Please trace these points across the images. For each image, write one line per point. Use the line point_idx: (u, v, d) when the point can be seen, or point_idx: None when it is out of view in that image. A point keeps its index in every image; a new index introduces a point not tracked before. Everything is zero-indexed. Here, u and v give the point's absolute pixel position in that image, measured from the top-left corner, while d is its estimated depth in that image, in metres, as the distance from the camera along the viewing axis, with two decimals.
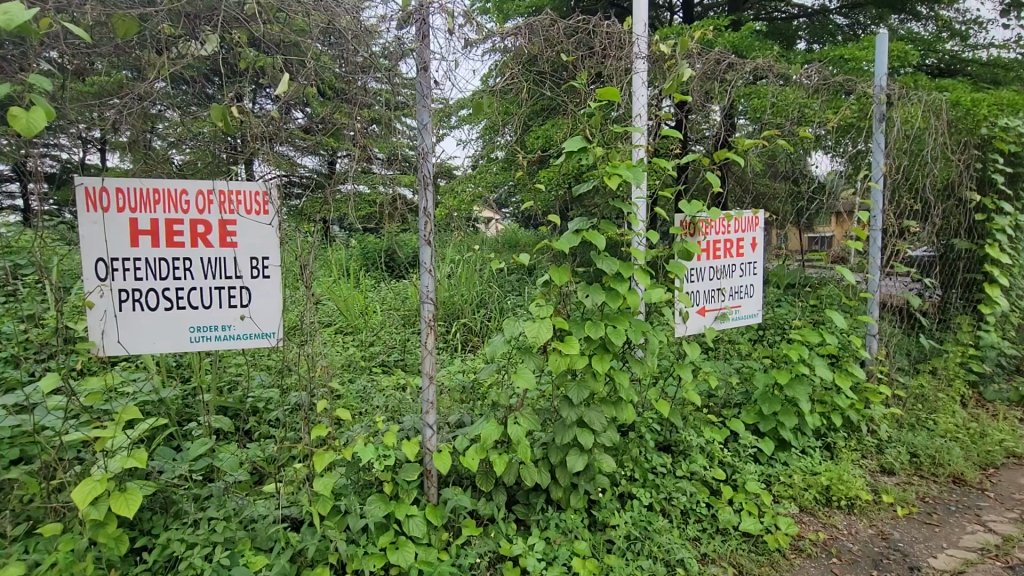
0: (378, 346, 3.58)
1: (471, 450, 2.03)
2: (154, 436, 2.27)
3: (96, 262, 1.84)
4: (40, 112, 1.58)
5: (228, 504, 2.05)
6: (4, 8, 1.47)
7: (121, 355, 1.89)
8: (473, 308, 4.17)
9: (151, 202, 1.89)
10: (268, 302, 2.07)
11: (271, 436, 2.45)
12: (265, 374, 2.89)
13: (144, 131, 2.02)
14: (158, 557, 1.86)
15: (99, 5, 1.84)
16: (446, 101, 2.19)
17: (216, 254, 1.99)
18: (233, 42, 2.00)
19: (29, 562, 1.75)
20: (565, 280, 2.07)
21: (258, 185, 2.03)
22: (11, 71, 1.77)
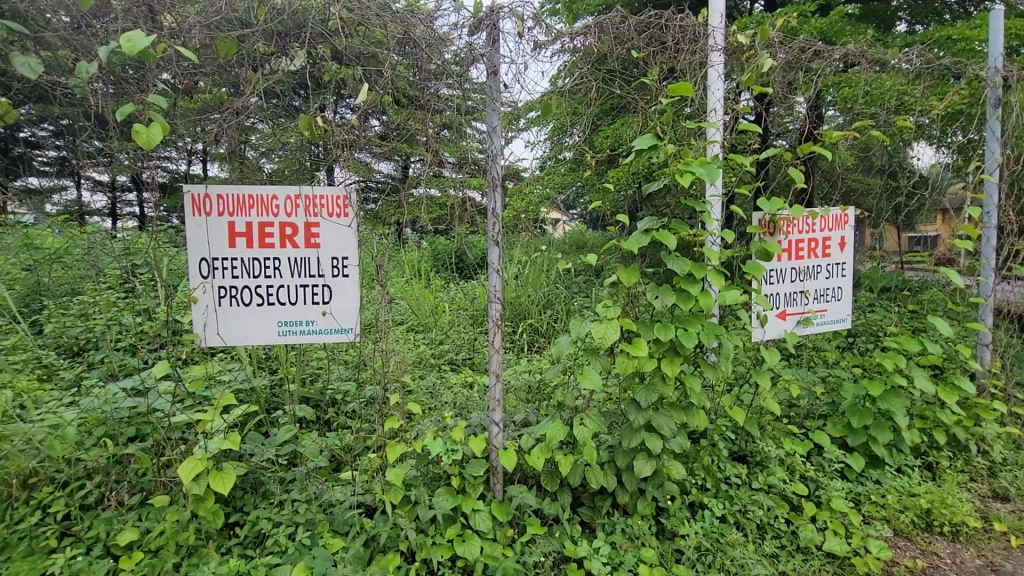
0: (447, 345, 3.68)
1: (536, 449, 2.04)
2: (246, 422, 2.47)
3: (200, 261, 2.04)
4: (157, 128, 1.78)
5: (309, 488, 2.18)
6: (128, 37, 1.66)
7: (219, 346, 2.08)
8: (539, 309, 4.18)
9: (246, 206, 2.06)
10: (347, 300, 2.18)
11: (348, 426, 2.60)
12: (343, 368, 3.07)
13: (240, 142, 2.19)
14: (248, 533, 2.02)
15: (205, 28, 2.04)
16: (515, 104, 2.22)
17: (302, 254, 2.13)
18: (318, 56, 2.14)
19: (142, 528, 1.97)
20: (634, 281, 2.02)
21: (339, 190, 2.15)
22: (132, 93, 2.06)
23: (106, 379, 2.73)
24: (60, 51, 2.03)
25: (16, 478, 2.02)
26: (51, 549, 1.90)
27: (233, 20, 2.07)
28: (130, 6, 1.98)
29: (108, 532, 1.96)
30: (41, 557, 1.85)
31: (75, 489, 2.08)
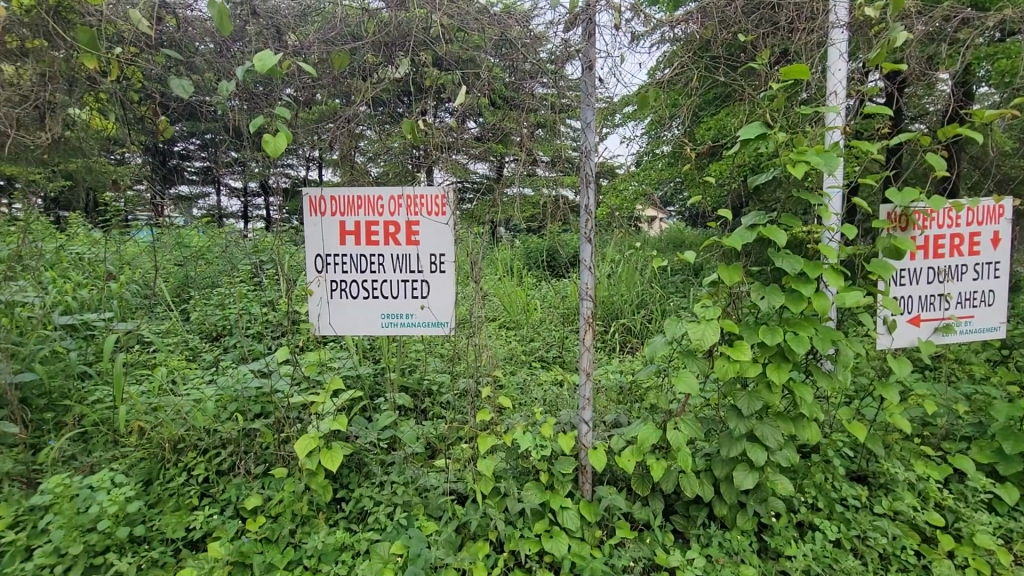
0: (538, 342, 3.70)
1: (627, 451, 1.98)
2: (351, 407, 2.67)
3: (315, 257, 2.24)
4: (282, 137, 1.97)
5: (406, 472, 2.31)
6: (260, 56, 1.86)
7: (330, 335, 2.28)
8: (633, 309, 4.06)
9: (355, 207, 2.22)
10: (444, 295, 2.25)
11: (442, 416, 2.71)
12: (439, 360, 3.20)
13: (351, 148, 2.34)
14: (353, 508, 2.18)
15: (322, 43, 2.21)
16: (611, 100, 2.17)
17: (403, 251, 2.24)
18: (420, 63, 2.24)
19: (264, 495, 2.21)
20: (736, 280, 1.89)
21: (437, 189, 2.20)
22: (262, 106, 2.32)
23: (237, 361, 3.08)
24: (204, 72, 2.31)
25: (168, 443, 2.36)
26: (194, 506, 2.19)
27: (346, 35, 2.23)
28: (261, 28, 2.23)
29: (237, 496, 2.21)
30: (186, 513, 2.14)
31: (213, 456, 2.37)
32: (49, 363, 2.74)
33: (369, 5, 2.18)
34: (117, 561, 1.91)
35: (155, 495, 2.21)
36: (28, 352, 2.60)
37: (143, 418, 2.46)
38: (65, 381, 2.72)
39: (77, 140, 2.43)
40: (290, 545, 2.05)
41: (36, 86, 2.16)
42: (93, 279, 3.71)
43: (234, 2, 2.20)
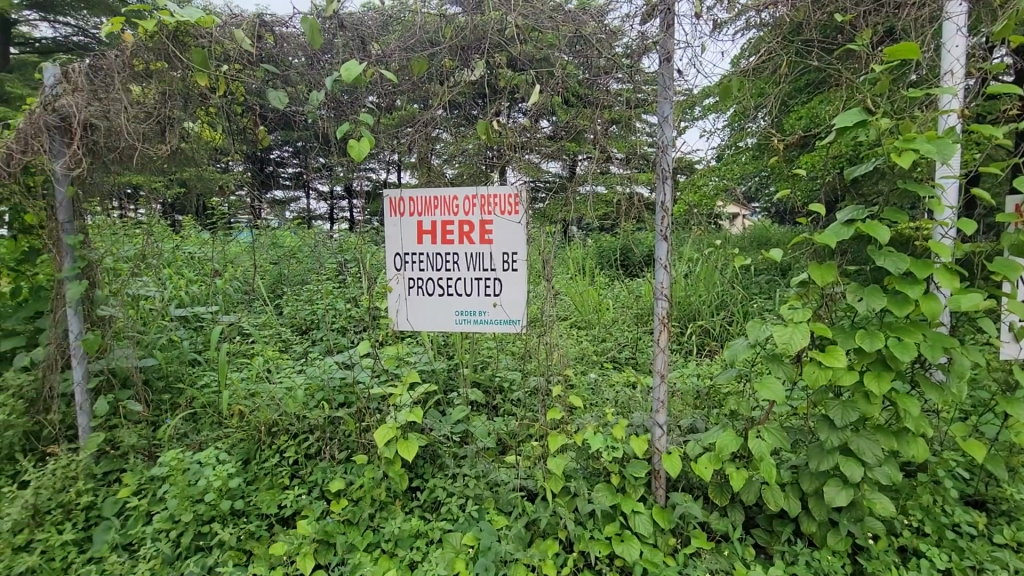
0: (610, 343, 3.64)
1: (704, 458, 1.90)
2: (426, 400, 2.76)
3: (395, 256, 2.36)
4: (365, 142, 2.09)
5: (477, 466, 2.36)
6: (347, 66, 1.99)
7: (407, 330, 2.37)
8: (712, 310, 3.88)
9: (432, 207, 2.30)
10: (516, 293, 2.23)
11: (513, 413, 2.74)
12: (510, 358, 3.24)
13: (427, 150, 2.42)
14: (427, 498, 2.26)
15: (402, 51, 2.31)
16: (691, 92, 2.06)
17: (477, 249, 2.27)
18: (495, 65, 2.28)
19: (346, 480, 2.34)
20: (828, 280, 1.74)
21: (510, 188, 2.20)
22: (347, 113, 2.46)
23: (324, 353, 3.29)
24: (298, 84, 2.48)
25: (264, 426, 2.57)
26: (285, 485, 2.37)
27: (425, 42, 2.30)
28: (347, 40, 2.34)
29: (323, 479, 2.37)
30: (278, 491, 2.32)
31: (302, 440, 2.55)
32: (167, 351, 3.07)
33: (446, 11, 2.23)
34: (220, 531, 2.12)
35: (252, 473, 2.42)
36: (150, 340, 2.94)
37: (242, 403, 2.69)
38: (180, 367, 3.05)
39: (190, 152, 2.70)
40: (369, 528, 2.17)
41: (157, 103, 2.45)
42: (203, 276, 4.12)
43: (323, 16, 2.30)
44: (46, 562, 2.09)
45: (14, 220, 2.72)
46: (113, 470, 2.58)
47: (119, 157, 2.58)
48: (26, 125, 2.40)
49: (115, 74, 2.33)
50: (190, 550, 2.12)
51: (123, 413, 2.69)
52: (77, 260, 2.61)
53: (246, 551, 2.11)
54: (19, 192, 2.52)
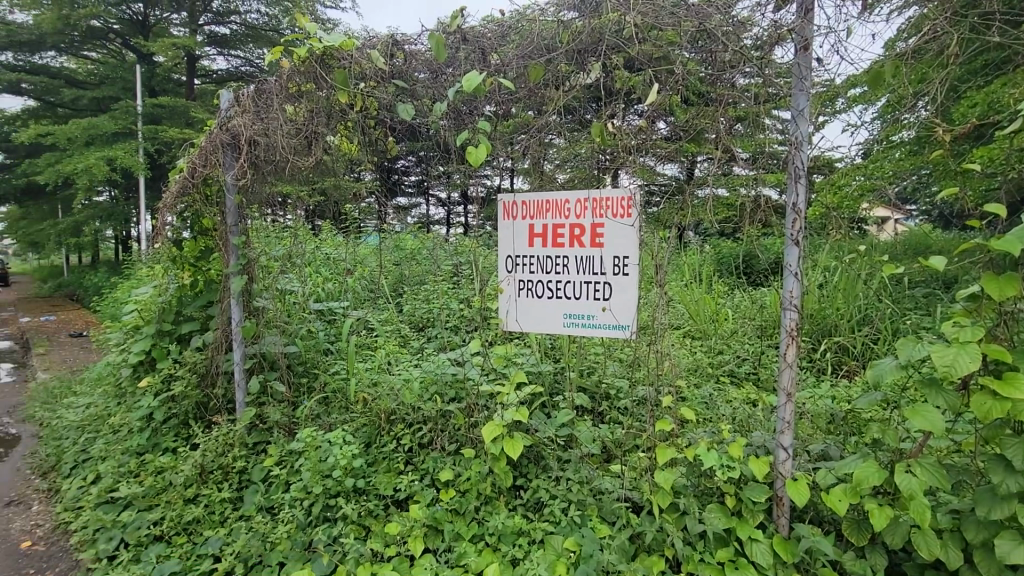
0: (728, 355, 3.40)
1: (839, 489, 1.70)
2: (532, 401, 2.79)
3: (507, 258, 2.43)
4: (483, 148, 2.17)
5: (581, 471, 2.34)
6: (468, 77, 2.10)
7: (517, 330, 2.42)
8: (851, 325, 3.47)
9: (544, 210, 2.33)
10: (626, 297, 2.17)
11: (619, 422, 2.68)
12: (618, 365, 3.17)
13: (540, 156, 2.45)
14: (530, 497, 2.30)
15: (520, 58, 2.37)
16: (832, 83, 1.87)
17: (588, 253, 2.25)
18: (612, 66, 2.25)
19: (455, 471, 2.45)
20: (1008, 295, 1.48)
21: (624, 191, 2.16)
22: (467, 122, 2.58)
23: (438, 350, 3.49)
24: (423, 98, 2.65)
25: (384, 414, 2.78)
26: (400, 471, 2.54)
27: (542, 48, 2.34)
28: (469, 53, 2.46)
29: (434, 468, 2.50)
30: (395, 475, 2.50)
31: (416, 429, 2.72)
32: (306, 340, 3.45)
33: (564, 17, 2.24)
34: (344, 506, 2.34)
35: (373, 456, 2.63)
36: (293, 330, 3.32)
37: (366, 391, 2.94)
38: (316, 355, 3.41)
39: (331, 163, 2.98)
40: (474, 520, 2.25)
41: (306, 119, 2.75)
42: (337, 275, 4.57)
43: (449, 32, 2.44)
44: (208, 515, 2.53)
45: (194, 224, 3.23)
46: (261, 441, 2.93)
47: (274, 169, 2.95)
48: (207, 143, 2.91)
49: (276, 97, 2.73)
50: (319, 519, 2.38)
51: (270, 392, 3.06)
52: (240, 257, 3.07)
53: (365, 527, 2.31)
54: (200, 200, 3.05)
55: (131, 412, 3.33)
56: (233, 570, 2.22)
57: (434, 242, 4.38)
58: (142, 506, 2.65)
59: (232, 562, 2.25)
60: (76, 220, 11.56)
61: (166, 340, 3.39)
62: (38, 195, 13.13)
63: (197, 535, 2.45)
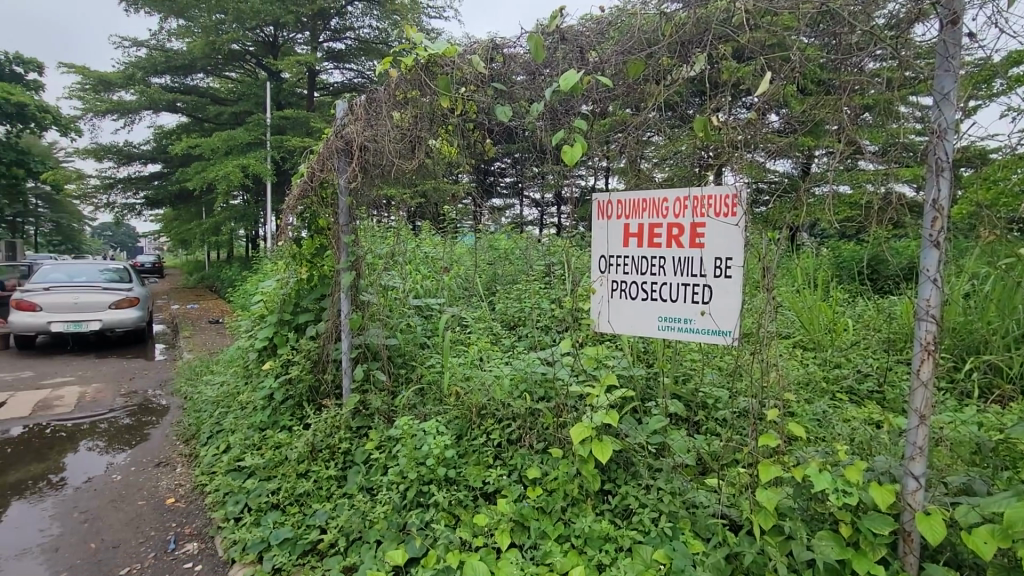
0: (846, 370, 3.09)
1: (984, 530, 1.48)
2: (623, 405, 2.72)
3: (601, 258, 2.38)
4: (578, 147, 2.16)
5: (673, 482, 2.25)
6: (565, 76, 2.09)
7: (608, 332, 2.37)
8: (1004, 343, 2.99)
9: (640, 209, 2.26)
10: (728, 301, 2.04)
11: (717, 433, 2.53)
12: (717, 373, 3.00)
13: (637, 154, 2.37)
14: (618, 503, 2.25)
15: (619, 54, 2.30)
16: (989, 61, 1.62)
17: (686, 254, 2.14)
18: (719, 57, 2.12)
19: (542, 470, 2.46)
20: None
21: (728, 188, 2.04)
22: (563, 120, 2.57)
23: (528, 349, 3.53)
24: (520, 99, 2.68)
25: (475, 407, 2.85)
26: (489, 464, 2.60)
27: (643, 42, 2.25)
28: (567, 52, 2.45)
29: (522, 464, 2.52)
30: (484, 468, 2.56)
31: (506, 425, 2.76)
32: (405, 334, 3.65)
33: (666, 9, 2.14)
34: (436, 493, 2.44)
35: (464, 447, 2.72)
36: (394, 324, 3.53)
37: (459, 385, 3.04)
38: (413, 348, 3.59)
39: (432, 165, 3.12)
40: (561, 520, 2.25)
41: (410, 125, 2.89)
42: (434, 273, 4.78)
43: (547, 32, 2.43)
44: (317, 489, 2.77)
45: (312, 224, 3.53)
46: (363, 426, 3.14)
47: (381, 172, 3.16)
48: (325, 150, 3.18)
49: (384, 105, 2.88)
50: (413, 503, 2.50)
51: (372, 380, 3.28)
52: (349, 254, 3.30)
53: (454, 515, 2.40)
54: (317, 202, 3.33)
55: (256, 391, 3.73)
56: (337, 542, 2.43)
57: (526, 242, 4.44)
58: (263, 476, 2.97)
59: (336, 535, 2.44)
60: (216, 221, 13.17)
61: (286, 329, 3.76)
62: (188, 199, 15.12)
63: (307, 507, 2.68)
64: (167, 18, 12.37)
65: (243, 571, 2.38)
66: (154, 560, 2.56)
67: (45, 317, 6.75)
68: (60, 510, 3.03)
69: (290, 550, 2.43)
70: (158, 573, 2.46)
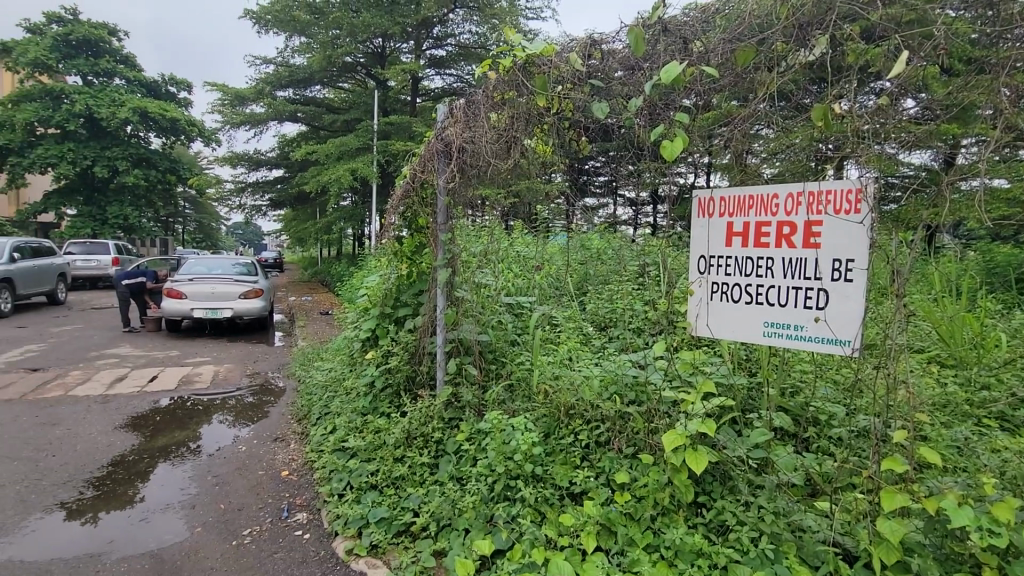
0: (994, 391, 2.69)
1: None
2: (721, 415, 2.57)
3: (699, 258, 2.24)
4: (679, 142, 2.06)
5: (776, 501, 2.09)
6: (667, 69, 2.01)
7: (707, 336, 2.22)
8: None
9: (746, 207, 2.10)
10: (848, 307, 1.85)
11: (829, 453, 2.34)
12: (831, 388, 2.75)
13: (743, 149, 2.22)
14: (713, 518, 2.13)
15: (727, 42, 2.16)
16: None
17: (798, 254, 1.96)
18: (844, 38, 1.92)
19: (631, 475, 2.39)
20: None
21: (851, 183, 1.85)
22: (663, 112, 2.42)
23: (619, 351, 3.46)
24: (618, 96, 2.59)
25: (563, 407, 2.84)
26: (577, 465, 2.58)
27: (754, 28, 2.11)
28: (669, 44, 2.32)
29: (610, 468, 2.47)
30: (571, 468, 2.54)
31: (594, 427, 2.72)
32: (497, 331, 3.73)
33: None
34: (524, 489, 2.47)
35: (551, 446, 2.71)
36: (486, 320, 3.62)
37: (548, 383, 3.04)
38: (504, 345, 3.66)
39: (527, 165, 3.16)
40: (650, 529, 2.18)
41: (506, 125, 2.94)
42: (526, 272, 4.84)
43: (648, 24, 2.34)
44: (411, 474, 2.92)
45: (412, 223, 3.70)
46: (455, 417, 3.25)
47: (478, 172, 3.25)
48: (426, 152, 3.33)
49: (483, 106, 2.97)
50: (500, 497, 2.54)
51: (465, 373, 3.39)
52: (446, 252, 3.42)
53: (541, 512, 2.41)
54: (417, 202, 3.48)
55: (359, 379, 4.01)
56: (429, 526, 2.54)
57: (620, 242, 4.35)
58: (363, 457, 3.18)
59: (427, 519, 2.55)
60: (328, 221, 14.33)
61: (387, 321, 4.02)
62: (304, 200, 16.60)
63: (402, 490, 2.83)
64: (291, 36, 13.63)
65: (345, 544, 2.57)
66: (270, 524, 2.85)
67: (189, 304, 7.74)
68: (197, 473, 3.47)
69: (386, 529, 2.58)
70: (273, 536, 2.74)
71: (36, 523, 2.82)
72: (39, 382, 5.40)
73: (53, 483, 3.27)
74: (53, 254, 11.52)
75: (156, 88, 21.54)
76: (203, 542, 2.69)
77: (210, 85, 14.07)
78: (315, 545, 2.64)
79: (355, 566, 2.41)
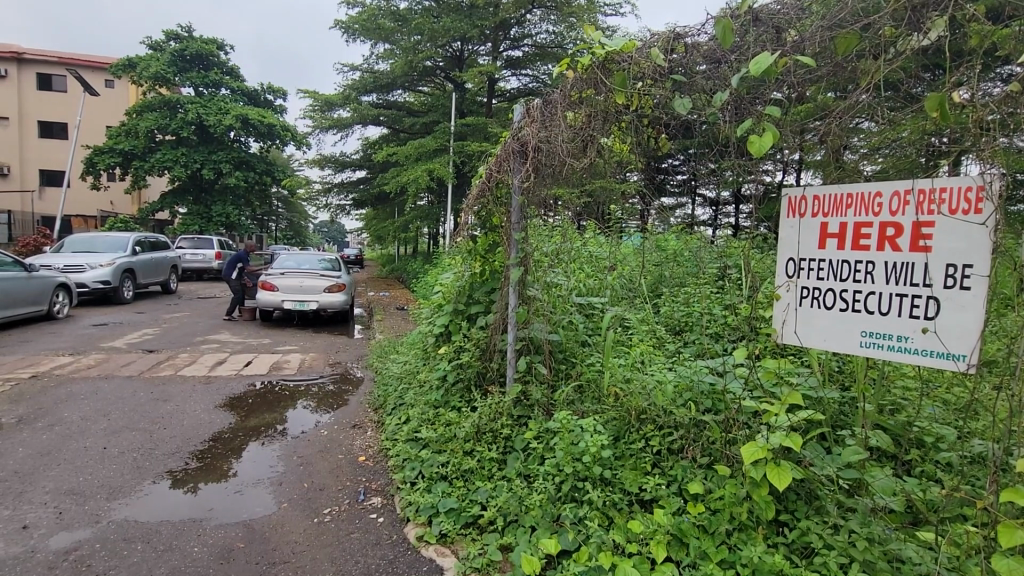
0: None
1: None
2: (809, 430, 2.41)
3: (788, 261, 2.10)
4: (769, 137, 1.89)
5: (871, 527, 1.94)
6: (756, 59, 1.86)
7: (795, 345, 2.08)
8: None
9: (843, 206, 1.94)
10: (963, 318, 1.67)
11: (935, 479, 2.15)
12: (938, 410, 2.52)
13: (841, 144, 2.05)
14: (797, 539, 2.00)
15: (826, 29, 2.00)
16: None
17: (904, 258, 1.79)
18: (965, 19, 1.73)
19: (706, 486, 2.30)
20: None
21: (972, 180, 1.66)
22: (751, 106, 2.29)
23: (695, 356, 3.35)
24: (701, 91, 2.48)
25: (634, 411, 2.78)
26: (647, 471, 2.52)
27: (857, 13, 1.94)
28: (761, 34, 2.19)
29: (683, 477, 2.40)
30: (641, 474, 2.49)
31: (667, 433, 2.63)
32: (568, 331, 3.73)
33: None
34: (592, 491, 2.44)
35: (620, 450, 2.66)
36: (558, 320, 3.63)
37: (619, 386, 2.99)
38: (575, 345, 3.65)
39: (603, 165, 3.13)
40: (725, 544, 2.08)
41: (583, 123, 2.90)
42: (598, 272, 4.80)
43: (736, 15, 2.21)
44: (480, 468, 2.97)
45: (486, 222, 3.77)
46: (524, 415, 3.27)
47: (553, 172, 3.25)
48: (503, 152, 3.36)
49: (560, 105, 2.95)
50: (567, 497, 2.52)
51: (535, 372, 3.39)
52: (519, 250, 3.45)
53: (609, 517, 2.37)
54: (492, 201, 3.54)
55: (432, 372, 4.14)
56: (496, 521, 2.57)
57: (698, 243, 4.19)
58: (435, 448, 3.28)
59: (495, 513, 2.59)
60: (406, 220, 14.97)
61: (460, 318, 4.14)
62: (384, 200, 17.38)
63: (471, 483, 2.89)
64: (376, 44, 14.28)
65: (416, 530, 2.67)
66: (348, 505, 3.02)
67: (280, 296, 8.37)
68: (284, 453, 3.74)
69: (455, 519, 2.65)
70: (350, 517, 2.89)
71: (148, 488, 3.16)
72: (153, 362, 6.05)
73: (164, 453, 3.66)
74: (167, 248, 12.81)
75: (256, 96, 23.42)
76: (288, 517, 2.89)
77: (302, 92, 15.08)
78: (389, 529, 2.75)
79: (425, 553, 2.49)
